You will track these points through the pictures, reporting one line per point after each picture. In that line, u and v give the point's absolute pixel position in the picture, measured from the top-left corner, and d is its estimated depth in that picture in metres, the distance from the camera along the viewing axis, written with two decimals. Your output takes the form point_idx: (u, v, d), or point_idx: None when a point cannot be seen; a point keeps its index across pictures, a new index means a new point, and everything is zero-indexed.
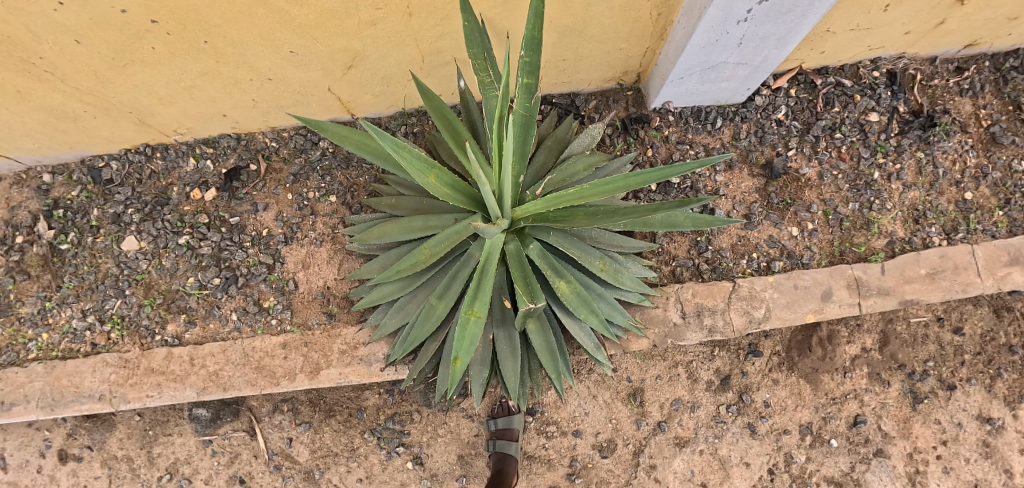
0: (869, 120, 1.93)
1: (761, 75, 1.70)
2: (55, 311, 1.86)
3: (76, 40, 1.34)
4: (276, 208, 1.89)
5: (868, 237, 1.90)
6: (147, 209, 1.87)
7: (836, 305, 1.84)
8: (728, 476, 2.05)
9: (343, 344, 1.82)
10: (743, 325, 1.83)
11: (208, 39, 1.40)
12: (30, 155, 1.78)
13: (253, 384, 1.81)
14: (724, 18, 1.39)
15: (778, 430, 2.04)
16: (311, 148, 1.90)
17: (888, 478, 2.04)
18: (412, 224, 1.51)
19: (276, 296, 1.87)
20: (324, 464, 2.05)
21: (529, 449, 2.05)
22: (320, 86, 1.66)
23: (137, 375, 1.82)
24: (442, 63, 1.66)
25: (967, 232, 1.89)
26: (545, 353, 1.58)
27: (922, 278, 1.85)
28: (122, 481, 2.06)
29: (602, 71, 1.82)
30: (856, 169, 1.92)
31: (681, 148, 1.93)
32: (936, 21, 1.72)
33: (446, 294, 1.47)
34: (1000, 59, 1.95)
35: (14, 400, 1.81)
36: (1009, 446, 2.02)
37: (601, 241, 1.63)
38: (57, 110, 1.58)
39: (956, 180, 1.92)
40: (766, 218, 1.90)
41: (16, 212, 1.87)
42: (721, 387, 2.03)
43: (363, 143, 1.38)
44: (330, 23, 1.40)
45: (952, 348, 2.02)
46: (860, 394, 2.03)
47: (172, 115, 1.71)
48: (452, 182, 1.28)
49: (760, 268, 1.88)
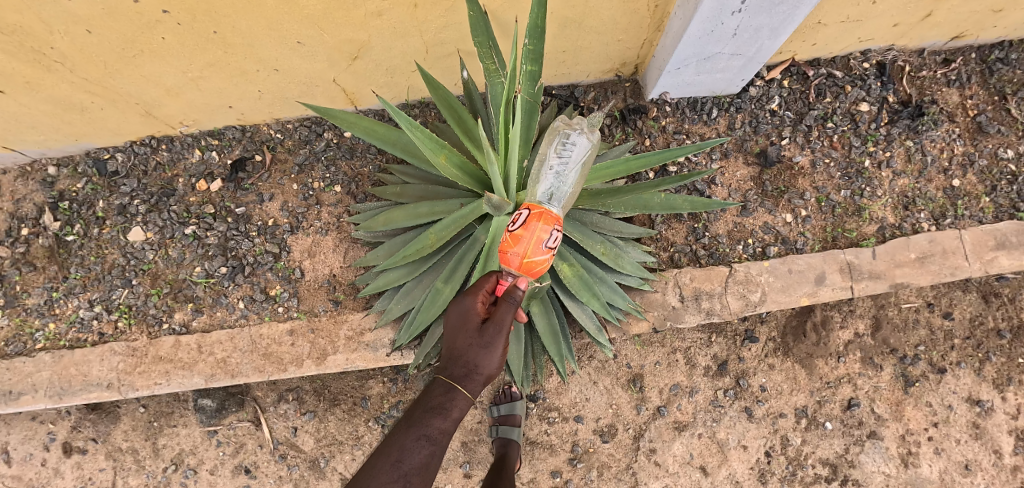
0: (860, 110, 1.98)
1: (756, 65, 1.75)
2: (62, 301, 1.88)
3: (87, 29, 1.37)
4: (281, 199, 1.92)
5: (860, 223, 1.96)
6: (152, 200, 1.89)
7: (830, 289, 1.89)
8: (726, 459, 2.10)
9: (350, 330, 1.85)
10: (739, 308, 1.88)
11: (218, 29, 1.43)
12: (36, 147, 1.80)
13: (261, 371, 1.83)
14: (719, 9, 1.44)
15: (775, 413, 2.09)
16: (315, 139, 1.93)
17: (881, 460, 2.09)
18: (418, 210, 1.53)
19: (282, 285, 1.90)
20: (329, 453, 2.08)
21: (531, 435, 2.09)
22: (325, 77, 1.70)
23: (145, 363, 1.84)
24: (446, 54, 1.70)
25: (954, 218, 1.95)
26: (549, 336, 1.63)
27: (912, 262, 1.91)
28: (127, 472, 2.08)
29: (601, 62, 1.87)
30: (847, 157, 1.98)
31: (678, 137, 1.97)
32: (923, 14, 1.78)
33: (452, 278, 1.51)
34: (986, 51, 2.02)
35: (21, 390, 1.82)
36: (997, 427, 2.08)
37: (603, 225, 1.66)
38: (65, 101, 1.61)
39: (944, 168, 1.97)
40: (761, 205, 1.95)
41: (21, 204, 1.89)
42: (719, 372, 2.07)
43: (372, 130, 1.42)
44: (338, 14, 1.43)
45: (941, 332, 2.07)
46: (853, 378, 2.09)
47: (178, 107, 1.74)
48: (460, 164, 1.31)
49: (756, 254, 1.93)
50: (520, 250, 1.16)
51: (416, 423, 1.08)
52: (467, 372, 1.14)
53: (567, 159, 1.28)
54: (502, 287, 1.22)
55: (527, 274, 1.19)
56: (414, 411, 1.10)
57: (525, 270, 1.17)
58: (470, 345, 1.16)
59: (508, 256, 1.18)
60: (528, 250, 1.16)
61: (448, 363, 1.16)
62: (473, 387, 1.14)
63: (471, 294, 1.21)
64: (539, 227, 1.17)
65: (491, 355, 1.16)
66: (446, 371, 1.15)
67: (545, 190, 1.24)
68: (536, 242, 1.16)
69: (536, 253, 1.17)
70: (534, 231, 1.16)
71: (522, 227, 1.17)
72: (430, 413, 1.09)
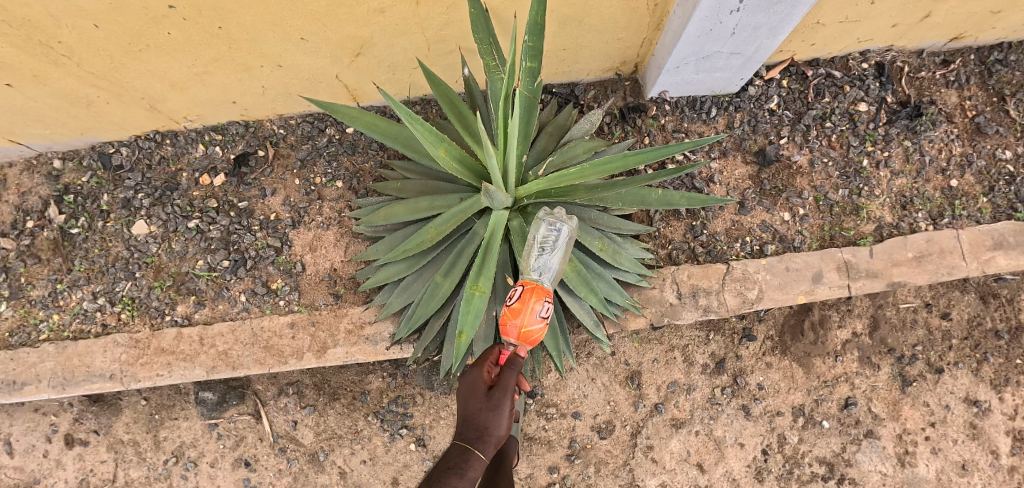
0: (859, 110, 1.99)
1: (754, 65, 1.77)
2: (66, 293, 1.90)
3: (94, 24, 1.39)
4: (283, 194, 1.94)
5: (857, 222, 1.97)
6: (156, 194, 1.92)
7: (827, 287, 1.90)
8: (723, 456, 2.11)
9: (350, 324, 1.87)
10: (737, 306, 1.89)
11: (223, 25, 1.45)
12: (42, 141, 1.82)
13: (262, 363, 1.85)
14: (717, 8, 1.45)
15: (772, 411, 2.10)
16: (318, 135, 1.95)
17: (878, 459, 2.10)
18: (418, 205, 1.54)
19: (283, 278, 1.92)
20: (328, 446, 2.09)
21: (529, 431, 2.10)
22: (328, 73, 1.72)
23: (147, 355, 1.86)
24: (447, 51, 1.72)
25: (952, 217, 1.96)
26: (547, 330, 1.65)
27: (909, 261, 1.92)
28: (128, 464, 2.09)
29: (601, 61, 1.88)
30: (846, 156, 1.99)
31: (677, 136, 1.99)
32: (921, 14, 1.79)
33: (451, 271, 1.53)
34: (985, 52, 2.03)
35: (25, 380, 1.85)
36: (995, 427, 2.08)
37: (601, 222, 1.67)
38: (71, 94, 1.63)
39: (943, 168, 1.98)
40: (759, 204, 1.96)
41: (26, 197, 1.91)
42: (717, 370, 2.08)
43: (373, 124, 1.43)
44: (340, 11, 1.45)
45: (939, 333, 2.08)
46: (850, 377, 2.09)
47: (182, 102, 1.76)
48: (459, 157, 1.33)
49: (753, 252, 1.95)
50: (518, 322, 1.23)
51: (435, 483, 1.09)
52: (479, 434, 1.18)
53: (551, 243, 1.29)
54: (504, 357, 1.30)
55: (526, 342, 1.26)
56: (432, 474, 1.11)
57: (523, 339, 1.24)
58: (480, 409, 1.20)
59: (507, 328, 1.25)
60: (525, 321, 1.23)
61: (462, 428, 1.21)
62: (486, 448, 1.17)
63: (477, 365, 1.27)
64: (534, 300, 1.25)
65: (500, 416, 1.20)
66: (459, 436, 1.18)
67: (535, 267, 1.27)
68: (532, 313, 1.24)
69: (532, 323, 1.24)
70: (530, 305, 1.24)
71: (519, 301, 1.25)
72: (446, 474, 1.10)
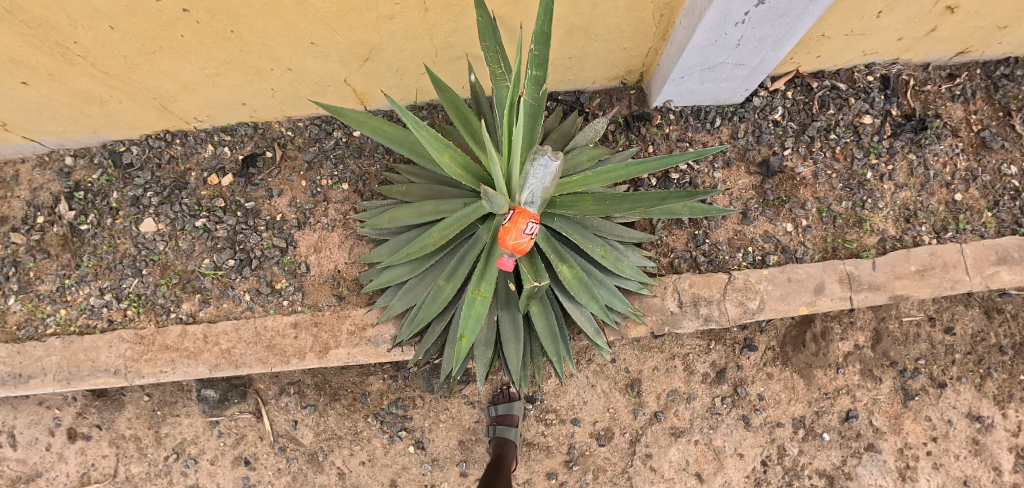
0: (863, 122, 2.00)
1: (759, 75, 1.77)
2: (73, 288, 1.93)
3: (111, 25, 1.42)
4: (290, 195, 1.96)
5: (860, 234, 1.97)
6: (165, 192, 1.94)
7: (829, 298, 1.91)
8: (723, 466, 2.10)
9: (352, 325, 1.89)
10: (738, 315, 1.90)
11: (235, 28, 1.47)
12: (55, 138, 1.85)
13: (264, 362, 1.87)
14: (723, 19, 1.46)
15: (772, 422, 2.09)
16: (325, 138, 1.97)
17: (878, 473, 2.09)
18: (423, 209, 1.55)
19: (288, 279, 1.94)
20: (327, 447, 2.10)
21: (528, 436, 2.10)
22: (337, 77, 1.74)
23: (152, 351, 1.88)
24: (455, 57, 1.74)
25: (956, 231, 1.96)
26: (547, 337, 1.65)
27: (912, 275, 1.92)
28: (129, 460, 2.11)
29: (606, 70, 1.90)
30: (849, 169, 1.99)
31: (681, 145, 2.01)
32: (928, 28, 1.79)
33: (454, 276, 1.53)
34: (992, 67, 2.02)
35: (31, 373, 1.87)
36: (997, 443, 2.07)
37: (603, 230, 1.69)
38: (86, 94, 1.66)
39: (947, 181, 1.98)
40: (762, 214, 1.97)
41: (38, 193, 1.94)
42: (717, 379, 2.08)
43: (380, 129, 1.45)
44: (350, 16, 1.47)
45: (942, 347, 2.07)
46: (852, 390, 2.08)
47: (193, 102, 1.78)
48: (464, 163, 1.34)
49: (755, 261, 1.95)
50: (511, 237, 1.21)
51: None
52: None
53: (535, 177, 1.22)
54: (506, 265, 1.27)
55: (520, 253, 1.25)
56: None
57: (517, 252, 1.23)
58: None
59: (501, 241, 1.24)
60: (516, 238, 1.20)
61: None
62: None
63: None
64: (522, 221, 1.20)
65: None
66: None
67: (528, 197, 1.27)
68: (520, 231, 1.20)
69: (523, 240, 1.21)
70: (518, 224, 1.20)
71: (510, 219, 1.22)
72: None
